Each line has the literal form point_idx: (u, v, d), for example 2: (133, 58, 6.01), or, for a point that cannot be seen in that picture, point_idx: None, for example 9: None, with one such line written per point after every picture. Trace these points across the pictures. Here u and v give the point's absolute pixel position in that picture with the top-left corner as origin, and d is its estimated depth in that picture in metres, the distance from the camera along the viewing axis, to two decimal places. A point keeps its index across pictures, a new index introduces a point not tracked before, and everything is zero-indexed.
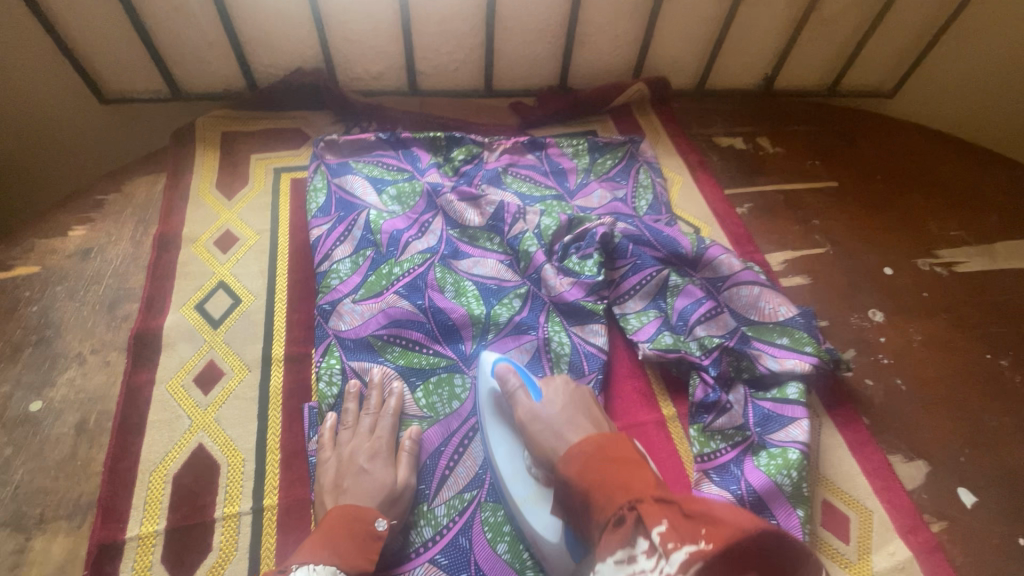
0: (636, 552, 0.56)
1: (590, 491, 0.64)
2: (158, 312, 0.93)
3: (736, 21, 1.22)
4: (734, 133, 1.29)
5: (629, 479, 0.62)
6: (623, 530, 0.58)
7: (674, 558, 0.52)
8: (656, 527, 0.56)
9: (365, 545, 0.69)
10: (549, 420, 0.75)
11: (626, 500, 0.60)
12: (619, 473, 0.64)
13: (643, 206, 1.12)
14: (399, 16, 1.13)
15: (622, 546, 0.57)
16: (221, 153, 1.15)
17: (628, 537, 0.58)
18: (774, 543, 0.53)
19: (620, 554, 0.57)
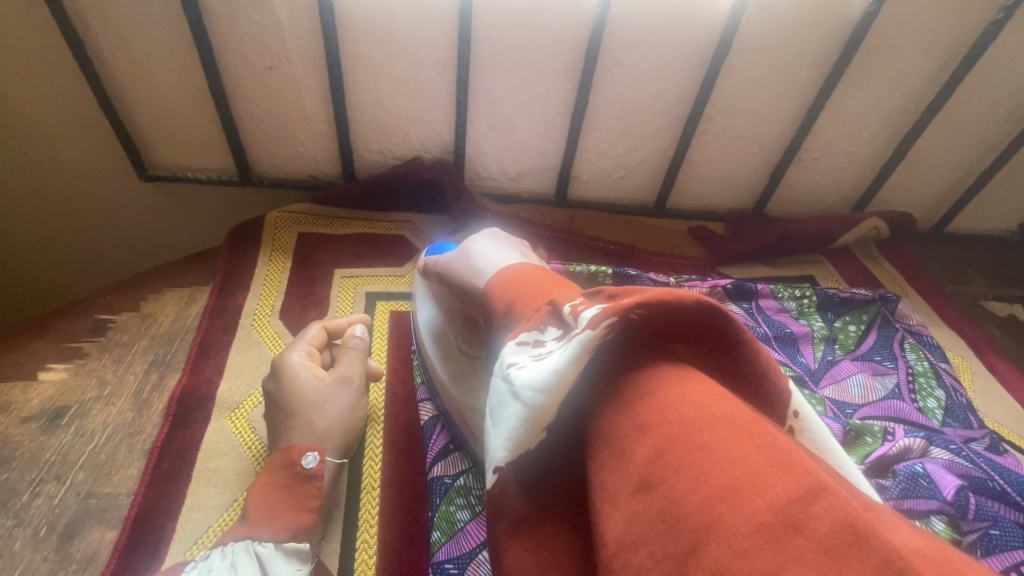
0: (546, 336, 0.35)
1: (504, 303, 0.42)
2: (148, 556, 0.52)
3: (1022, 148, 0.87)
4: (1007, 297, 0.93)
5: (554, 283, 0.40)
6: (535, 319, 0.37)
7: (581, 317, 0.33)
8: (569, 304, 0.35)
9: (296, 495, 0.50)
10: (470, 262, 0.53)
11: (545, 298, 0.38)
12: (544, 281, 0.42)
13: (936, 409, 0.70)
14: (571, 99, 0.82)
15: (528, 327, 0.36)
16: (294, 264, 0.80)
17: (540, 324, 0.36)
18: (713, 321, 0.33)
19: (525, 336, 0.36)
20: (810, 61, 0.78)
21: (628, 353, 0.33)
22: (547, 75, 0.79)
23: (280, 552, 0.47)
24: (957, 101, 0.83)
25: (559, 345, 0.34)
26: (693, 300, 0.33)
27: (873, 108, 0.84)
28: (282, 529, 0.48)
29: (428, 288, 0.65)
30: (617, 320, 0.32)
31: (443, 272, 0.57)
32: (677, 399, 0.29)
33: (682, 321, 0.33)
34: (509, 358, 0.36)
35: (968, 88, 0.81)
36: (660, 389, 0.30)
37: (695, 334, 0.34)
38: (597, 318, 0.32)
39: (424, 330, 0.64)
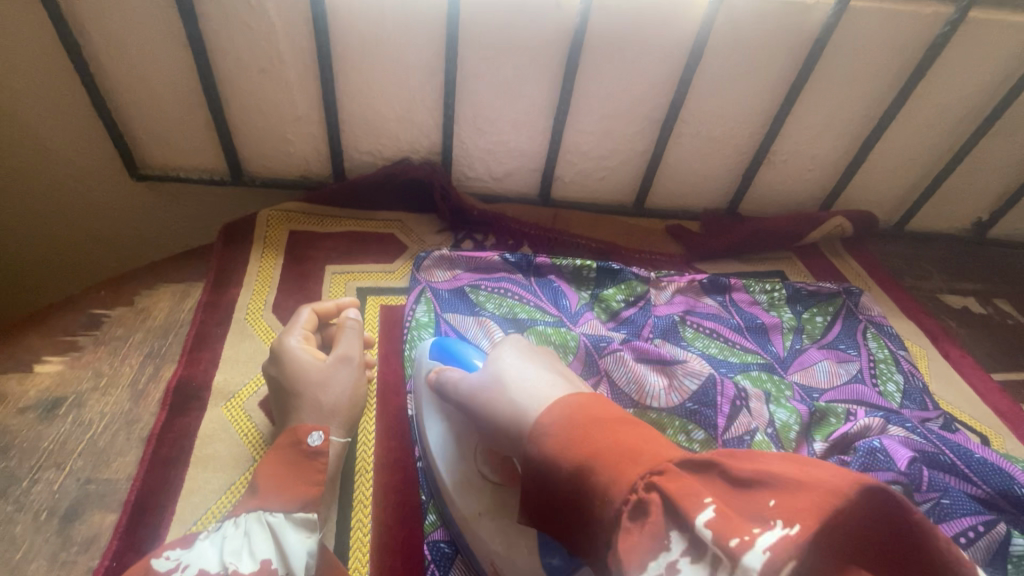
0: (674, 553, 0.33)
1: (574, 463, 0.38)
2: (149, 537, 0.53)
3: (971, 151, 0.94)
4: (963, 291, 0.99)
5: (635, 442, 0.38)
6: (653, 527, 0.34)
7: (748, 560, 0.31)
8: (699, 514, 0.33)
9: (304, 470, 0.53)
10: (503, 386, 0.48)
11: (642, 472, 0.36)
12: (622, 433, 0.39)
13: (895, 392, 0.75)
14: (554, 103, 0.85)
15: (656, 551, 0.34)
16: (286, 261, 0.82)
17: (659, 534, 0.34)
18: (886, 514, 0.32)
19: (654, 565, 0.33)
20: (777, 69, 0.84)
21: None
22: (530, 80, 0.83)
23: (289, 522, 0.50)
24: (911, 108, 0.89)
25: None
26: (855, 494, 0.32)
27: (835, 114, 0.89)
28: (292, 500, 0.51)
29: (436, 402, 0.59)
30: (796, 563, 0.30)
31: (475, 396, 0.51)
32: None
33: (852, 530, 0.32)
34: None
35: (921, 96, 0.87)
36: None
37: (867, 544, 0.32)
38: (767, 561, 0.30)
39: (436, 449, 0.57)
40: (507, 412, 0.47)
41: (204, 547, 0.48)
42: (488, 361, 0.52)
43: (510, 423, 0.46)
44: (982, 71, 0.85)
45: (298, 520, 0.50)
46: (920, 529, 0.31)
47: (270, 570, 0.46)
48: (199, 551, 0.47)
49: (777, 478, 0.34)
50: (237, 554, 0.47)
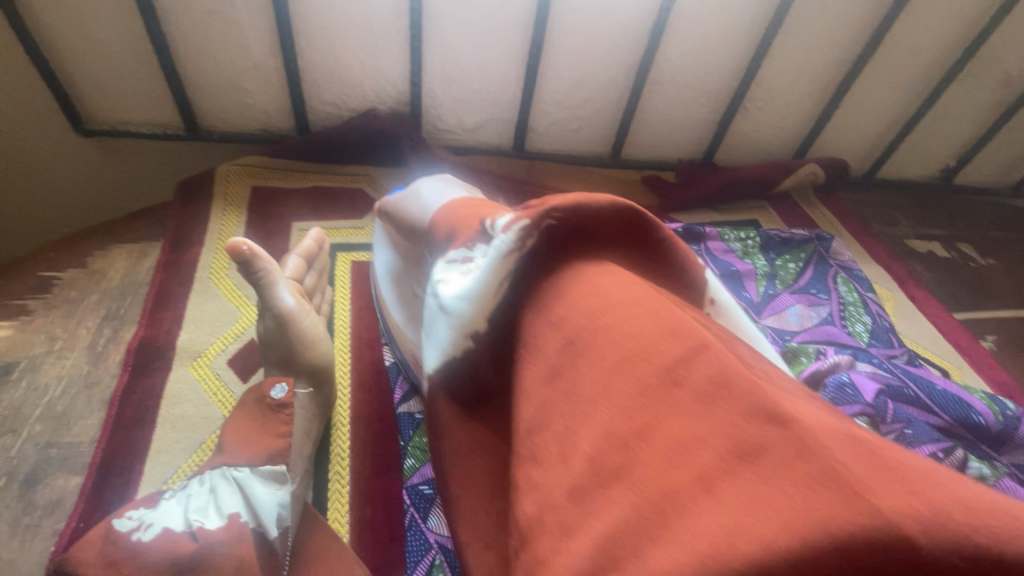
0: (473, 249, 0.35)
1: (443, 224, 0.41)
2: (117, 498, 0.52)
3: (942, 97, 0.94)
4: (929, 236, 1.01)
5: (483, 205, 0.40)
6: (465, 235, 0.37)
7: (502, 224, 0.33)
8: (493, 217, 0.35)
9: (269, 424, 0.52)
10: (411, 196, 0.53)
11: (479, 214, 0.38)
12: (482, 204, 0.40)
13: (864, 332, 0.77)
14: (526, 47, 0.82)
15: (460, 246, 0.36)
16: (249, 218, 0.78)
17: (468, 239, 0.36)
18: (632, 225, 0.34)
19: (454, 253, 0.36)
20: (753, 11, 0.81)
21: (557, 250, 0.33)
22: (499, 22, 0.79)
23: (255, 476, 0.48)
24: (886, 51, 0.88)
25: (480, 255, 0.34)
26: (605, 200, 0.33)
27: (809, 60, 0.88)
28: (257, 454, 0.49)
29: (384, 233, 0.63)
30: (531, 221, 0.32)
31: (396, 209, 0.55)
32: (591, 292, 0.30)
33: (600, 220, 0.33)
34: (439, 275, 0.36)
35: (896, 39, 0.87)
36: (573, 287, 0.31)
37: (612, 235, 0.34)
38: (511, 223, 0.33)
39: (381, 276, 0.62)
40: (410, 214, 0.51)
41: (169, 507, 0.45)
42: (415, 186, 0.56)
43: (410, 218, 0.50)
44: (954, 14, 0.85)
45: (265, 473, 0.48)
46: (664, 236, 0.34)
47: (240, 524, 0.44)
48: (163, 510, 0.45)
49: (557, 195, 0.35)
50: (203, 512, 0.45)
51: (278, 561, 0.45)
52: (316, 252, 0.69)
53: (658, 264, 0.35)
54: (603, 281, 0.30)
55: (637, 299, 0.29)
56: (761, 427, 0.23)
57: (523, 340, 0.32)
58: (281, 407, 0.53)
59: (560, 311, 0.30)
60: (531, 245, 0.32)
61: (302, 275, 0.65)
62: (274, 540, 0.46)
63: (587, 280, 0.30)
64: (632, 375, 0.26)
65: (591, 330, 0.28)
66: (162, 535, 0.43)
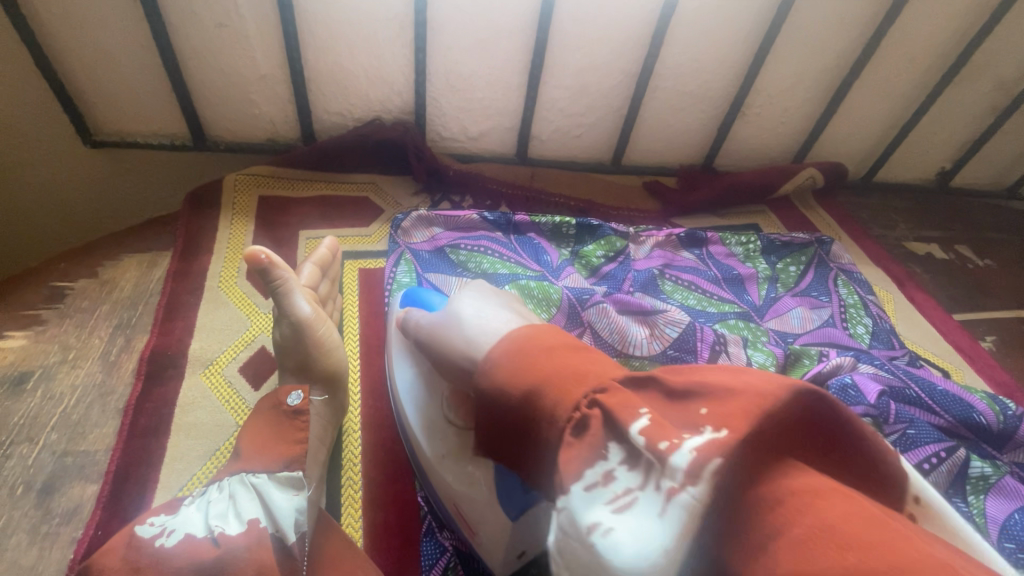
0: (613, 464, 0.34)
1: (516, 385, 0.39)
2: (133, 506, 0.52)
3: (937, 101, 0.96)
4: (927, 238, 1.02)
5: (581, 368, 0.38)
6: (591, 436, 0.35)
7: (673, 460, 0.31)
8: (634, 424, 0.34)
9: (285, 431, 0.53)
10: (456, 319, 0.49)
11: (585, 391, 0.36)
12: (568, 356, 0.40)
13: (864, 334, 0.78)
14: (528, 57, 0.83)
15: (594, 459, 0.34)
16: (257, 227, 0.79)
17: (599, 446, 0.34)
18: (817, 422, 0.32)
19: (591, 474, 0.34)
20: (752, 19, 0.83)
21: (752, 475, 0.30)
22: (504, 32, 0.80)
23: (273, 482, 0.49)
24: (882, 57, 0.90)
25: (644, 486, 0.32)
26: (791, 397, 0.31)
27: (807, 67, 0.90)
28: (273, 461, 0.51)
29: (401, 345, 0.59)
30: (722, 462, 0.30)
31: (434, 333, 0.51)
32: (820, 531, 0.27)
33: (788, 430, 0.31)
34: (584, 513, 0.33)
35: (891, 45, 0.88)
36: (799, 523, 0.28)
37: (799, 443, 0.32)
38: (694, 461, 0.31)
39: (403, 393, 0.57)
40: (461, 346, 0.48)
41: (189, 514, 0.46)
42: (448, 302, 0.53)
43: (465, 354, 0.47)
44: (949, 20, 0.86)
45: (281, 479, 0.50)
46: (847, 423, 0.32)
47: (260, 529, 0.45)
48: (183, 518, 0.45)
49: (714, 389, 0.34)
50: (223, 519, 0.45)
51: (296, 566, 0.46)
52: (331, 260, 0.70)
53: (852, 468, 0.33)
54: (837, 523, 0.27)
55: (903, 553, 0.25)
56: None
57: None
58: (297, 414, 0.54)
59: (798, 564, 0.26)
60: (727, 470, 0.30)
61: (316, 282, 0.66)
62: (292, 545, 0.46)
63: (816, 523, 0.27)
64: None
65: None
66: (184, 540, 0.43)
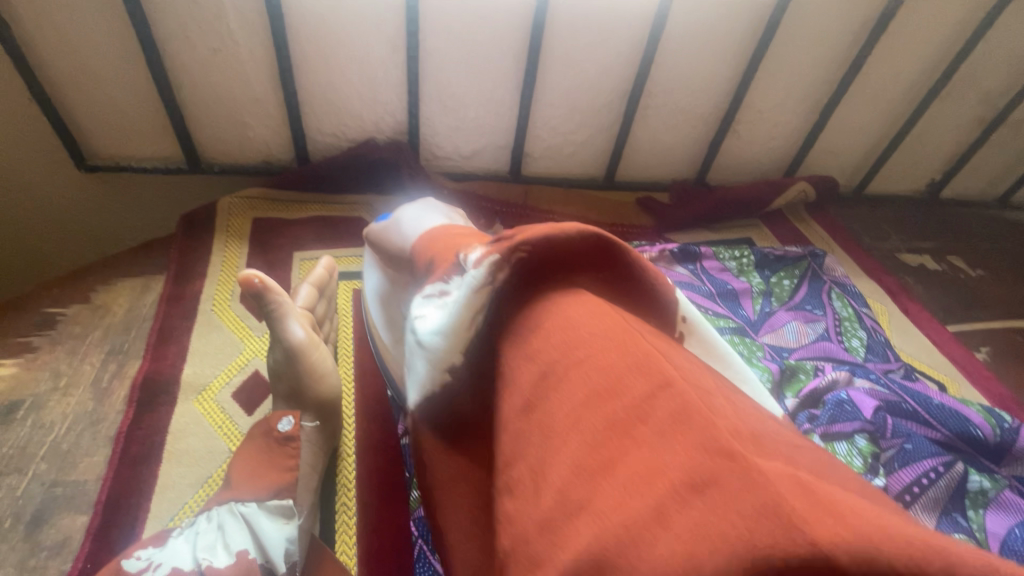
0: (449, 284, 0.38)
1: (426, 255, 0.44)
2: (124, 537, 0.52)
3: (924, 114, 0.97)
4: (920, 250, 1.03)
5: (461, 239, 0.42)
6: (443, 270, 0.39)
7: (477, 265, 0.36)
8: (469, 254, 0.38)
9: (276, 459, 0.53)
10: (398, 222, 0.55)
11: (455, 251, 0.40)
12: (461, 236, 0.43)
13: (860, 347, 0.78)
14: (519, 77, 0.84)
15: (438, 281, 0.39)
16: (251, 249, 0.79)
17: (445, 273, 0.39)
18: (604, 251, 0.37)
19: (430, 288, 0.39)
20: (738, 38, 0.84)
21: (527, 284, 0.36)
22: (495, 53, 0.81)
23: (262, 510, 0.48)
24: (868, 73, 0.91)
25: (455, 288, 0.37)
26: (576, 231, 0.36)
27: (794, 83, 0.91)
28: (264, 489, 0.50)
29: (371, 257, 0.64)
30: (499, 258, 0.35)
31: (378, 239, 0.57)
32: (561, 325, 0.33)
33: (570, 252, 0.36)
34: (417, 310, 0.39)
35: (877, 61, 0.90)
36: (550, 318, 0.33)
37: (584, 264, 0.37)
38: (482, 261, 0.36)
39: (370, 297, 0.63)
40: (399, 240, 0.53)
41: (177, 545, 0.45)
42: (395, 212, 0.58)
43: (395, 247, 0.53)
44: (932, 36, 0.88)
45: (271, 507, 0.49)
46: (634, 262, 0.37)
47: (248, 560, 0.44)
48: (171, 549, 0.45)
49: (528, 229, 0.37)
50: (211, 549, 0.44)
51: None
52: (327, 280, 0.70)
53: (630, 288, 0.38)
54: (579, 318, 0.32)
55: (606, 328, 0.32)
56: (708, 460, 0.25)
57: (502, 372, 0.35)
58: (288, 440, 0.54)
59: (537, 346, 0.33)
60: (507, 273, 0.35)
61: (314, 304, 0.66)
62: None
63: (564, 319, 0.33)
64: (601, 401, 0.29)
65: (567, 380, 0.31)
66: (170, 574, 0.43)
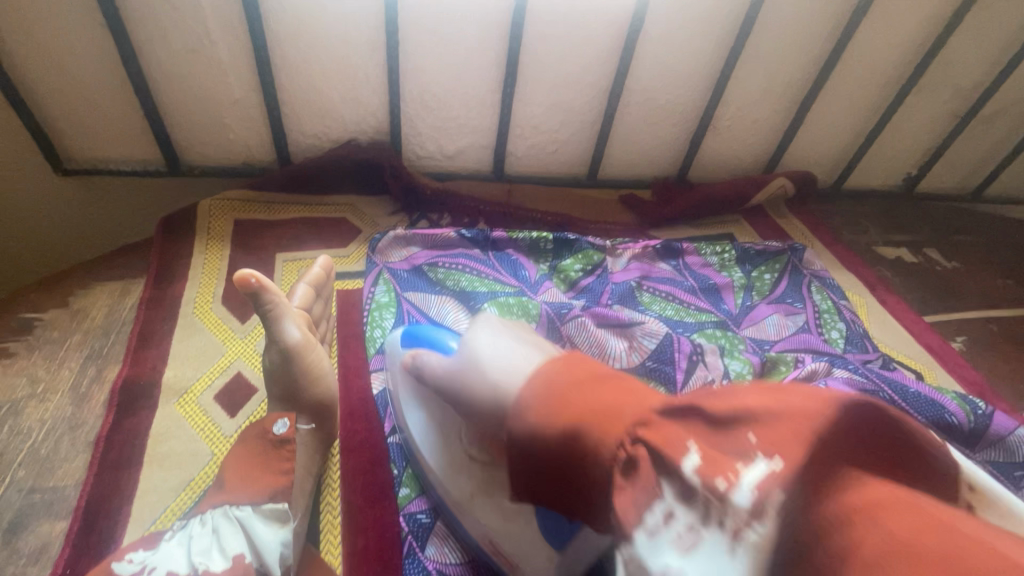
0: (668, 507, 0.33)
1: (550, 427, 0.38)
2: (104, 543, 0.51)
3: (899, 109, 0.99)
4: (896, 242, 1.05)
5: (618, 401, 0.37)
6: (642, 479, 0.34)
7: (739, 497, 0.30)
8: (687, 461, 0.33)
9: (270, 461, 0.52)
10: (481, 350, 0.47)
11: (626, 428, 0.36)
12: (606, 389, 0.38)
13: (838, 339, 0.80)
14: (500, 76, 0.85)
15: (649, 498, 0.33)
16: (233, 251, 0.79)
17: (648, 487, 0.34)
18: (868, 422, 0.31)
19: (650, 517, 0.33)
20: (716, 36, 0.85)
21: (812, 498, 0.28)
22: (475, 52, 0.81)
23: (258, 514, 0.48)
24: (843, 69, 0.93)
25: (704, 526, 0.31)
26: (832, 414, 0.30)
27: (772, 80, 0.92)
28: (249, 490, 0.50)
29: (405, 386, 0.58)
30: (782, 498, 0.29)
31: (452, 378, 0.50)
32: (870, 538, 0.25)
33: (839, 443, 0.29)
34: (655, 562, 0.32)
35: (851, 57, 0.91)
36: (855, 535, 0.26)
37: (863, 450, 0.30)
38: (758, 498, 0.30)
39: (419, 439, 0.56)
40: (487, 383, 0.45)
41: (170, 549, 0.45)
42: (462, 341, 0.51)
43: (487, 397, 0.45)
44: (904, 33, 0.89)
45: (265, 511, 0.48)
46: (898, 424, 0.31)
47: (245, 565, 0.45)
48: (165, 553, 0.45)
49: (759, 409, 0.32)
50: (207, 554, 0.45)
51: None
52: (324, 279, 0.69)
53: (915, 469, 0.30)
54: (904, 536, 0.24)
55: (913, 516, 0.25)
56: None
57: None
58: (283, 442, 0.53)
59: None
60: (791, 504, 0.29)
61: (310, 304, 0.66)
62: None
63: (884, 541, 0.25)
64: None
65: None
66: None
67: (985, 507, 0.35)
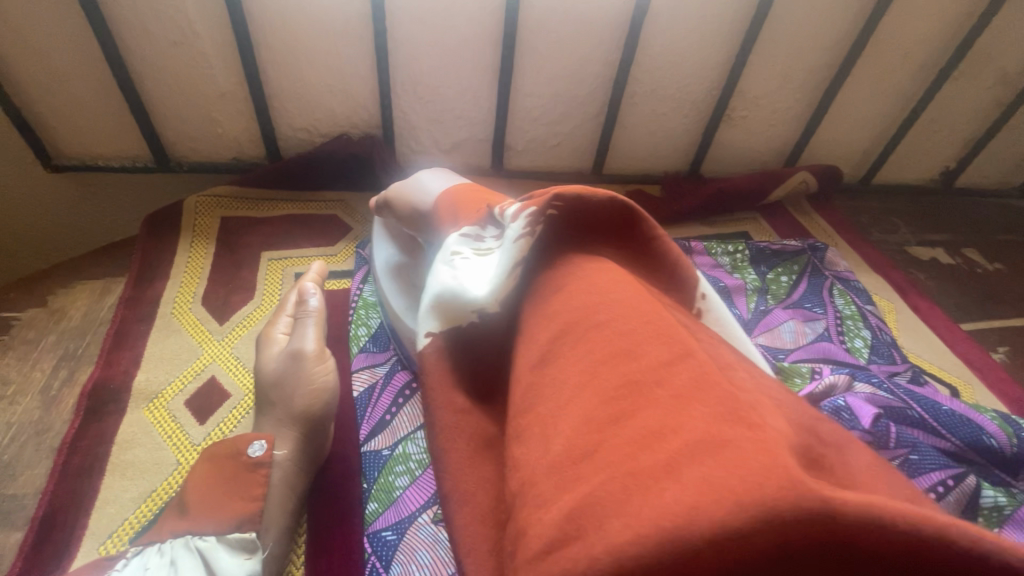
0: (485, 232, 0.41)
1: (447, 217, 0.48)
2: (56, 557, 0.49)
3: (935, 98, 0.90)
4: (931, 242, 0.96)
5: (492, 195, 0.46)
6: (477, 217, 0.43)
7: (508, 213, 0.38)
8: (501, 204, 0.41)
9: (242, 484, 0.50)
10: (413, 184, 0.61)
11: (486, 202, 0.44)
12: (483, 192, 0.48)
13: (863, 348, 0.72)
14: (495, 65, 0.80)
15: (471, 226, 0.42)
16: (218, 250, 0.76)
17: (479, 221, 0.42)
18: (625, 229, 0.37)
19: (468, 232, 0.42)
20: (729, 21, 0.79)
21: (562, 243, 0.37)
22: (468, 39, 0.77)
23: (222, 544, 0.46)
24: (873, 54, 0.85)
25: (493, 239, 0.39)
26: (604, 196, 0.37)
27: (792, 67, 0.85)
28: (223, 520, 0.47)
29: (383, 229, 0.69)
30: (537, 209, 0.36)
31: (395, 204, 0.63)
32: (584, 285, 0.33)
33: (595, 214, 0.37)
34: (453, 248, 0.41)
35: (883, 41, 0.83)
36: (573, 281, 0.34)
37: (603, 232, 0.37)
38: (520, 211, 0.37)
39: (380, 267, 0.66)
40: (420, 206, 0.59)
41: None
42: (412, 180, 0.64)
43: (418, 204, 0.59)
44: (943, 13, 0.81)
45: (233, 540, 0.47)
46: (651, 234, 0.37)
47: None
48: None
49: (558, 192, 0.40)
50: None
51: None
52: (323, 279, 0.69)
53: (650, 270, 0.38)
54: (597, 284, 0.33)
55: (608, 278, 0.33)
56: (725, 426, 0.24)
57: (522, 332, 0.35)
58: (259, 466, 0.51)
59: (557, 307, 0.33)
60: (536, 228, 0.36)
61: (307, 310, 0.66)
62: None
63: (584, 286, 0.33)
64: (617, 349, 0.29)
65: (582, 333, 0.30)
66: None
67: (710, 318, 0.38)
